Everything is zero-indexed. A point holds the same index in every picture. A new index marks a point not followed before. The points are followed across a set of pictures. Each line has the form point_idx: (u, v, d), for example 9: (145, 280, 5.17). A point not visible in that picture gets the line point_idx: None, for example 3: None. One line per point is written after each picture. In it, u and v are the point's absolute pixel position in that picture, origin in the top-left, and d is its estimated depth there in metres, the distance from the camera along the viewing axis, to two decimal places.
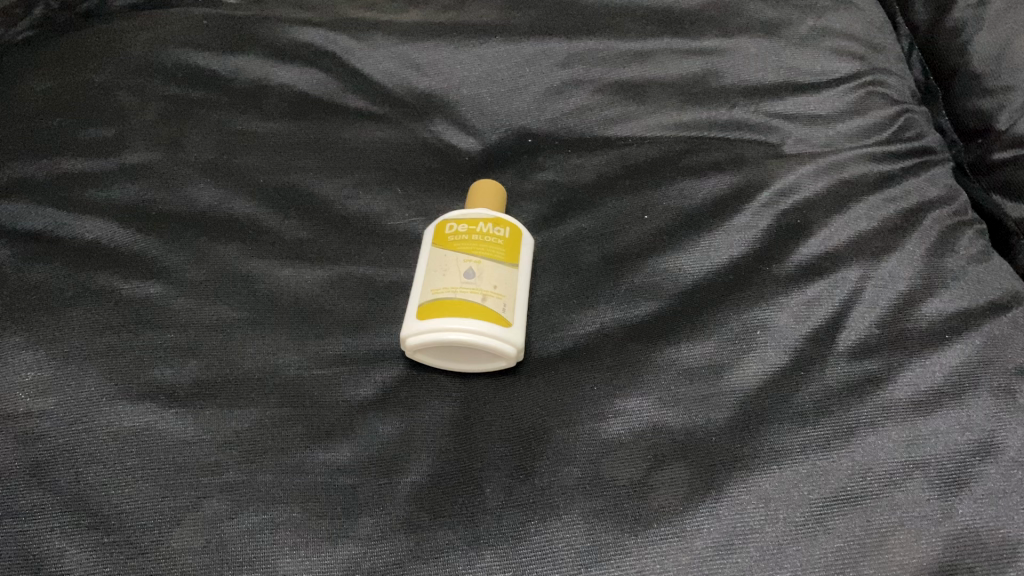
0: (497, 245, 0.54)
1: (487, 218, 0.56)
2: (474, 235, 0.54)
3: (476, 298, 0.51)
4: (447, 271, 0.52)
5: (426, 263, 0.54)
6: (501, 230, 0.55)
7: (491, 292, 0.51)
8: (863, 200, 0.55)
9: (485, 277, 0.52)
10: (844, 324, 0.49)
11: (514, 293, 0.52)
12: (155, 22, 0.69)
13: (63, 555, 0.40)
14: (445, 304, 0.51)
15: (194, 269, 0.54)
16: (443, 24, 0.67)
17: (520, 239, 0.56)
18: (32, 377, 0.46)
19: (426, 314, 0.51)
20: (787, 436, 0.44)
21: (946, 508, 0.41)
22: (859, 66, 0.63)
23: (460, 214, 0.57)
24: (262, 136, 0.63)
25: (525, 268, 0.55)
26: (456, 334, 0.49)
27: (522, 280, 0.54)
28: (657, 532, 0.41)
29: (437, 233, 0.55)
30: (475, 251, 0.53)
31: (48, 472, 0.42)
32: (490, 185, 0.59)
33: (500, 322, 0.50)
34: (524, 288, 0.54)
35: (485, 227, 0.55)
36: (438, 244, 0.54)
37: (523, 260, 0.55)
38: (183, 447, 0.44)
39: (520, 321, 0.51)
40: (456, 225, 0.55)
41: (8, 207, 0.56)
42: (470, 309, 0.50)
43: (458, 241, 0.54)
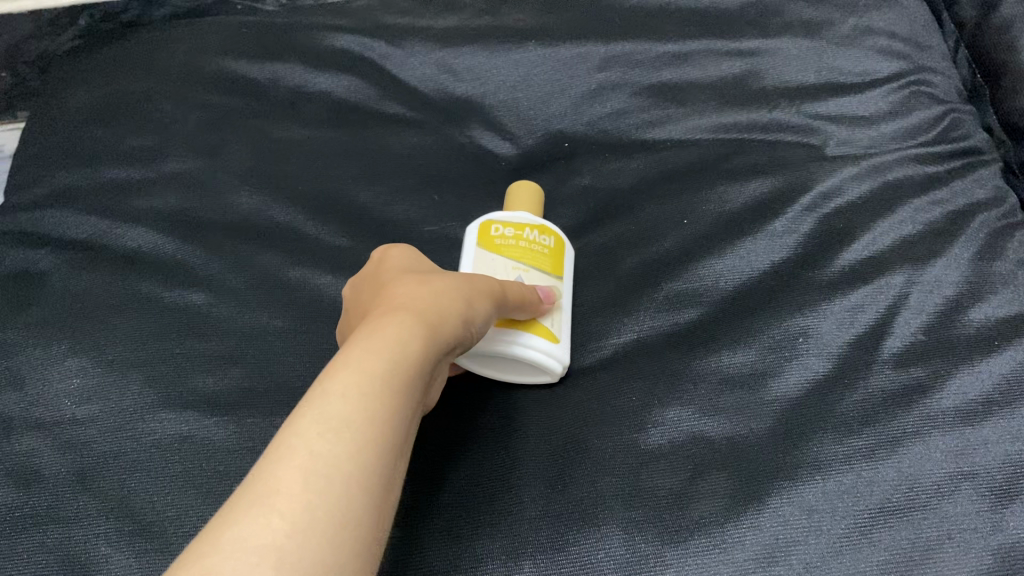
0: (543, 255, 0.54)
1: (532, 224, 0.55)
2: (521, 242, 0.54)
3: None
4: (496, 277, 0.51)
5: (471, 264, 0.52)
6: (546, 238, 0.55)
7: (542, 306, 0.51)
8: (907, 203, 0.54)
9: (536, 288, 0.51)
10: (888, 332, 0.48)
11: (560, 310, 0.52)
12: (194, 30, 0.69)
13: (108, 561, 0.42)
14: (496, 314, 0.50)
15: (236, 278, 0.55)
16: (479, 30, 0.67)
17: (564, 249, 0.56)
18: (77, 387, 0.49)
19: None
20: (830, 445, 0.43)
21: (997, 520, 0.41)
22: (904, 65, 0.62)
23: (503, 216, 0.56)
24: (301, 142, 0.63)
25: (567, 281, 0.55)
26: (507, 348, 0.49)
27: (566, 293, 0.54)
28: (697, 543, 0.41)
29: (480, 232, 0.54)
30: (523, 257, 0.53)
31: (95, 480, 0.45)
32: (531, 189, 0.59)
33: (550, 337, 0.50)
34: (568, 302, 0.54)
35: (532, 233, 0.55)
36: (483, 244, 0.53)
37: (566, 272, 0.55)
38: (223, 455, 0.46)
39: (566, 339, 0.51)
40: (502, 227, 0.54)
41: (56, 219, 0.58)
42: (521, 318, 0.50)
43: (506, 246, 0.53)
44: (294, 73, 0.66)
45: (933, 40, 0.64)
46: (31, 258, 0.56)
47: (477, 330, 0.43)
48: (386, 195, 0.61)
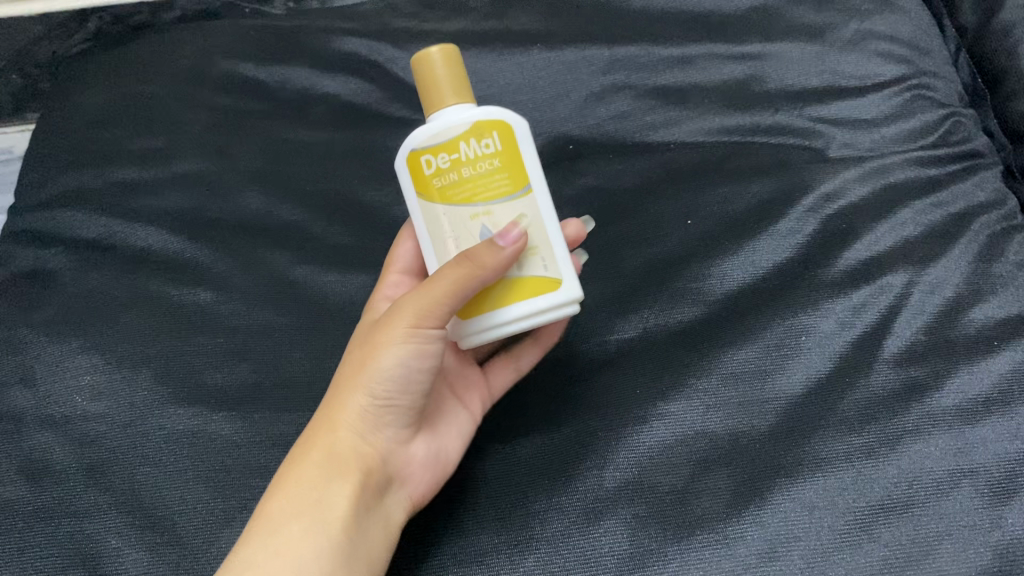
0: (495, 174, 0.43)
1: (463, 133, 0.43)
2: (465, 173, 0.43)
3: (512, 275, 0.43)
4: (461, 243, 0.44)
5: (430, 227, 0.45)
6: (488, 142, 0.43)
7: (524, 255, 0.44)
8: (909, 204, 0.55)
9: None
10: (890, 331, 0.50)
11: (545, 231, 0.45)
12: (199, 28, 0.69)
13: (119, 555, 0.46)
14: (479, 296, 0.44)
15: (243, 277, 0.56)
16: (484, 33, 0.66)
17: (514, 136, 0.44)
18: (88, 383, 0.51)
19: (462, 312, 0.44)
20: (831, 443, 0.46)
21: (995, 518, 0.43)
22: (906, 69, 0.61)
23: (425, 134, 0.44)
24: (308, 144, 0.62)
25: (534, 175, 0.45)
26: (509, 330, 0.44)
27: (541, 199, 0.45)
28: (701, 539, 0.44)
29: (416, 174, 0.45)
30: (476, 196, 0.43)
31: (103, 474, 0.48)
32: (448, 53, 0.44)
33: (548, 286, 0.44)
34: (547, 204, 0.45)
35: (469, 149, 0.43)
36: (430, 196, 0.44)
37: (528, 168, 0.45)
38: (233, 449, 0.49)
39: (565, 266, 0.44)
40: (434, 160, 0.44)
41: (65, 219, 0.59)
42: (506, 284, 0.43)
43: (450, 189, 0.43)
44: (301, 75, 0.65)
45: (934, 44, 0.63)
46: (43, 258, 0.58)
47: (413, 372, 0.44)
48: (394, 194, 0.60)
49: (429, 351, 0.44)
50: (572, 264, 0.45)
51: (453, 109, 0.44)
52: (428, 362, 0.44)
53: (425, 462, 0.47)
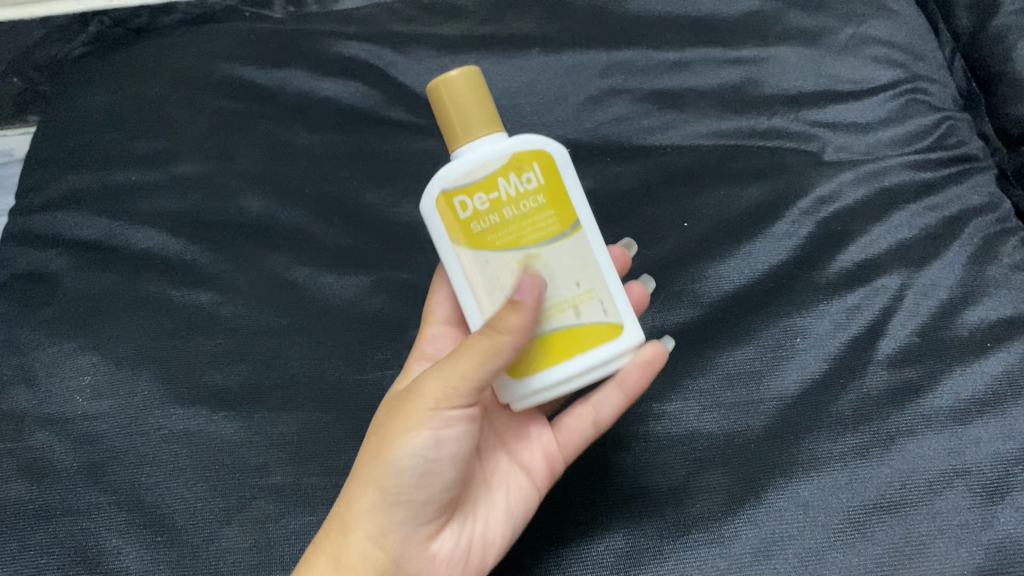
0: (541, 210, 0.43)
1: (501, 168, 0.42)
2: (508, 212, 0.42)
3: (570, 321, 0.43)
4: (510, 290, 0.42)
5: (470, 275, 0.43)
6: (529, 176, 0.43)
7: (580, 300, 0.43)
8: (905, 207, 0.56)
9: (561, 276, 0.43)
10: (884, 332, 0.51)
11: (597, 271, 0.44)
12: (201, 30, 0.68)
13: (119, 554, 0.47)
14: (535, 352, 0.43)
15: (243, 277, 0.57)
16: (483, 38, 0.65)
17: (553, 171, 0.44)
18: (88, 383, 0.52)
19: (518, 371, 0.43)
20: (825, 443, 0.47)
21: (988, 516, 0.44)
22: (900, 74, 0.62)
23: (456, 172, 0.42)
24: (307, 149, 0.62)
25: (579, 209, 0.44)
26: (571, 383, 0.43)
27: (589, 233, 0.44)
28: (696, 538, 0.45)
29: (450, 217, 0.43)
30: (525, 240, 0.42)
31: (103, 473, 0.49)
32: (469, 76, 0.43)
33: (612, 331, 0.44)
34: (596, 239, 0.45)
35: (510, 186, 0.42)
36: (469, 243, 0.43)
37: (572, 201, 0.44)
38: (232, 448, 0.50)
39: (621, 308, 0.44)
40: (471, 201, 0.42)
41: (65, 220, 0.59)
42: (567, 338, 0.43)
43: (493, 231, 0.42)
44: (302, 79, 0.65)
45: (926, 49, 0.64)
46: (43, 258, 0.58)
47: (433, 460, 0.43)
48: (394, 195, 0.61)
49: (451, 437, 0.43)
50: (629, 305, 0.45)
51: (484, 141, 0.43)
52: (452, 448, 0.43)
53: (451, 558, 0.44)
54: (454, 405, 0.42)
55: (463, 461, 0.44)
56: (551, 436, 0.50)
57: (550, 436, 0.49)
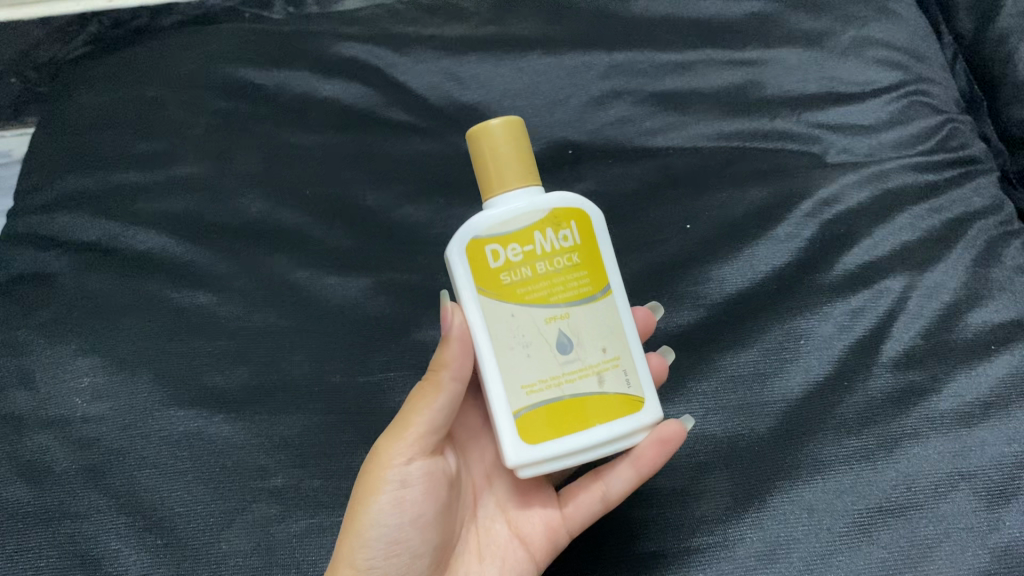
0: (574, 269, 0.42)
1: (539, 223, 0.42)
2: (541, 267, 0.41)
3: (593, 388, 0.42)
4: (534, 349, 0.41)
5: (492, 328, 0.42)
6: (566, 233, 0.42)
7: (604, 366, 0.42)
8: (908, 209, 0.56)
9: (587, 340, 0.42)
10: (889, 335, 0.51)
11: (623, 340, 0.43)
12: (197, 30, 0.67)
13: (119, 556, 0.47)
14: (551, 415, 0.41)
15: (243, 279, 0.56)
16: (484, 38, 0.64)
17: (590, 234, 0.43)
18: (87, 385, 0.52)
19: (531, 435, 0.41)
20: (830, 445, 0.48)
21: (994, 520, 0.45)
22: (903, 76, 0.61)
23: (492, 221, 0.42)
24: (309, 149, 0.61)
25: (610, 274, 0.44)
26: (585, 453, 0.42)
27: (618, 301, 0.44)
28: (701, 541, 0.46)
29: (478, 266, 0.42)
30: (556, 299, 0.41)
31: (104, 475, 0.49)
32: (510, 126, 0.43)
33: (632, 403, 0.42)
34: (623, 309, 0.44)
35: (546, 241, 0.42)
36: (497, 294, 0.41)
37: (604, 266, 0.44)
38: (233, 451, 0.50)
39: (643, 381, 0.43)
40: (503, 251, 0.42)
41: (63, 221, 0.59)
42: (584, 405, 0.41)
43: (524, 284, 0.41)
44: (301, 79, 0.63)
45: (931, 50, 0.63)
46: (42, 259, 0.58)
47: (398, 528, 0.42)
48: (395, 196, 0.60)
49: (409, 498, 0.42)
50: (649, 380, 0.44)
51: (519, 192, 0.43)
52: (413, 512, 0.42)
53: None
54: (400, 458, 0.42)
55: (426, 524, 0.43)
56: (556, 509, 0.47)
57: (556, 507, 0.47)
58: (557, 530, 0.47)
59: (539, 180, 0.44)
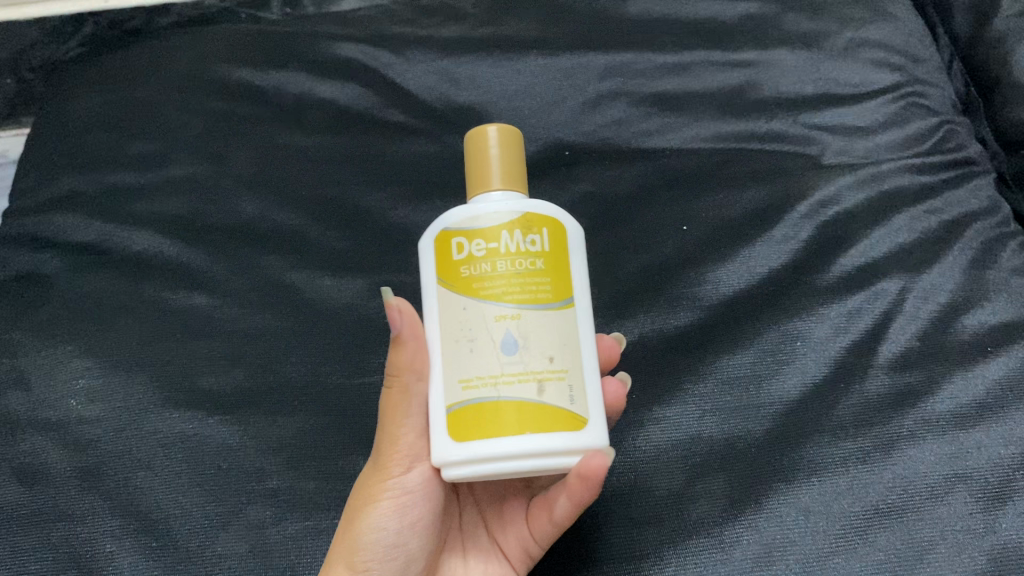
0: (536, 274, 0.41)
1: (508, 223, 0.41)
2: (500, 265, 0.40)
3: (530, 395, 0.39)
4: (477, 345, 0.40)
5: (444, 321, 0.41)
6: (534, 238, 0.41)
7: (547, 376, 0.39)
8: (904, 211, 0.56)
9: (534, 345, 0.40)
10: (885, 337, 0.51)
11: (576, 357, 0.41)
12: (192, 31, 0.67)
13: (114, 558, 0.46)
14: (481, 416, 0.39)
15: (238, 280, 0.56)
16: (480, 40, 0.64)
17: (565, 245, 0.42)
18: (82, 386, 0.52)
19: (459, 434, 0.39)
20: (827, 447, 0.48)
21: (990, 522, 0.45)
22: (898, 78, 0.61)
23: (464, 216, 0.42)
24: (305, 150, 0.61)
25: (577, 290, 0.42)
26: (511, 464, 0.39)
27: (579, 318, 0.41)
28: (698, 543, 0.46)
29: (443, 258, 0.42)
30: (507, 297, 0.40)
31: (99, 478, 0.49)
32: (506, 132, 0.44)
33: (571, 422, 0.39)
34: (585, 329, 0.42)
35: (511, 241, 0.41)
36: (453, 286, 0.41)
37: (572, 280, 0.42)
38: (228, 453, 0.50)
39: (591, 403, 0.40)
40: (467, 245, 0.41)
41: (57, 222, 0.59)
42: (518, 411, 0.39)
43: (479, 279, 0.40)
44: (298, 81, 0.63)
45: (927, 52, 0.63)
46: (36, 260, 0.57)
47: (396, 533, 0.42)
48: (391, 197, 0.60)
49: (411, 506, 0.42)
50: (600, 405, 0.41)
51: (499, 194, 0.43)
52: (412, 517, 0.42)
53: None
54: (399, 468, 0.41)
55: (424, 529, 0.42)
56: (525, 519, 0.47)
57: (525, 520, 0.47)
58: (527, 540, 0.46)
59: (522, 187, 0.44)
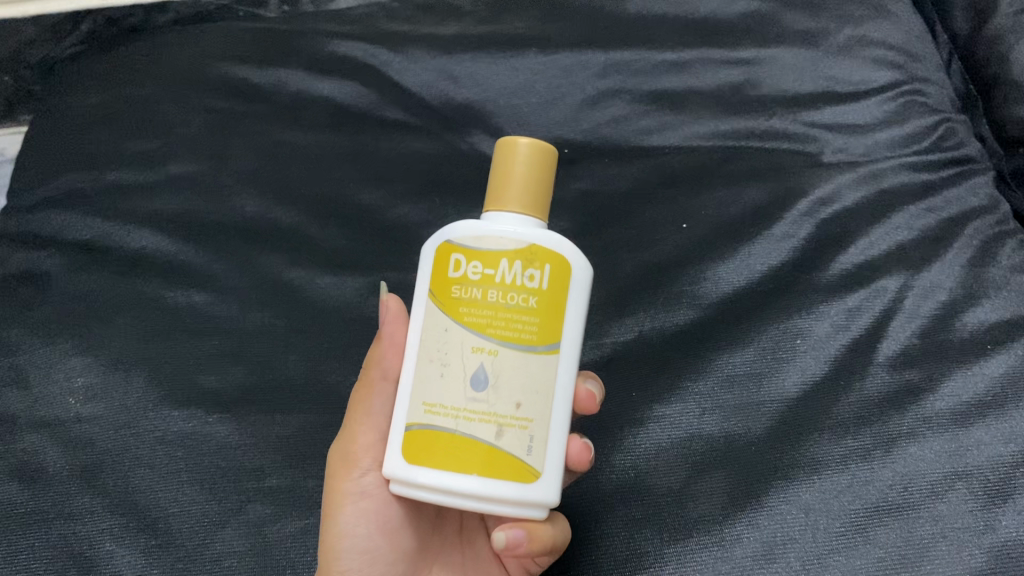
0: (525, 311, 0.40)
1: (511, 252, 0.40)
2: (491, 295, 0.40)
3: (486, 437, 0.39)
4: (448, 371, 0.40)
5: (425, 333, 0.41)
6: (533, 273, 0.40)
7: (509, 422, 0.39)
8: (904, 209, 0.56)
9: (503, 387, 0.39)
10: (884, 334, 0.51)
11: (546, 407, 0.40)
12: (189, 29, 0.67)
13: (113, 557, 0.46)
14: (435, 444, 0.40)
15: (237, 278, 0.56)
16: (480, 38, 0.64)
17: (567, 286, 0.41)
18: (81, 385, 0.51)
19: (413, 455, 0.40)
20: (827, 445, 0.48)
21: (991, 519, 0.45)
22: (898, 75, 0.61)
23: (470, 231, 0.41)
24: (303, 148, 0.61)
25: (566, 336, 0.41)
26: (451, 498, 0.40)
27: (561, 366, 0.41)
28: (698, 540, 0.46)
29: (439, 269, 0.41)
30: (485, 329, 0.40)
31: (98, 476, 0.48)
32: (538, 148, 0.42)
33: (522, 475, 0.40)
34: (565, 378, 0.41)
35: (510, 272, 0.40)
36: (439, 300, 0.41)
37: (564, 325, 0.41)
38: (228, 451, 0.49)
39: (548, 457, 0.40)
40: (465, 264, 0.41)
41: (55, 220, 0.59)
42: (472, 451, 0.39)
43: (467, 303, 0.40)
44: (296, 79, 0.63)
45: (927, 50, 0.63)
46: (34, 258, 0.57)
47: (368, 537, 0.43)
48: (389, 195, 0.59)
49: (370, 508, 0.44)
50: (559, 460, 0.41)
51: (512, 217, 0.42)
52: (378, 519, 0.44)
53: None
54: (359, 471, 0.44)
55: (394, 530, 0.44)
56: None
57: None
58: (528, 564, 0.47)
59: (540, 213, 0.42)
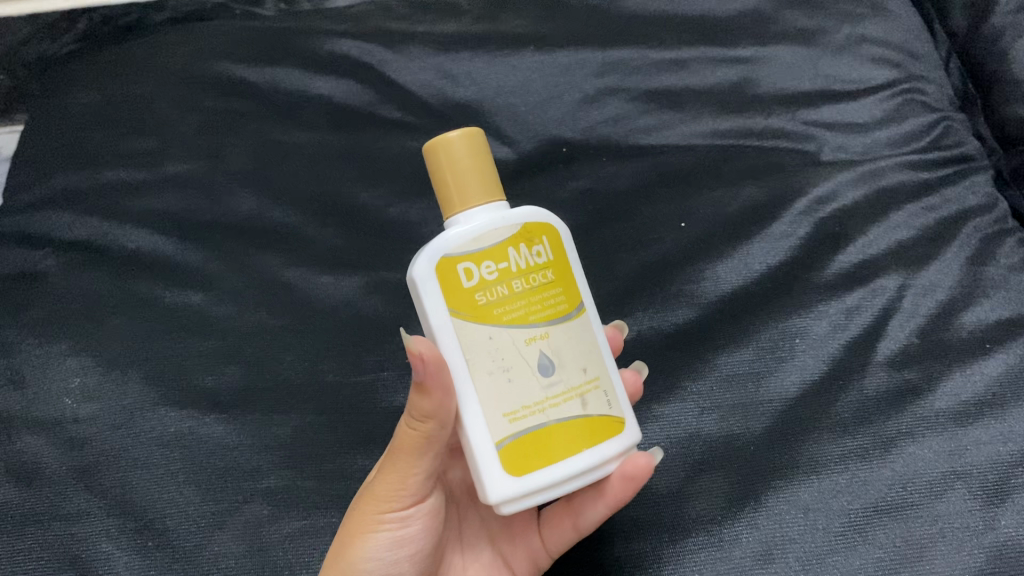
0: (549, 286, 0.41)
1: (512, 239, 0.40)
2: (517, 285, 0.39)
3: (578, 411, 0.40)
4: (516, 373, 0.39)
5: (465, 353, 0.39)
6: (538, 249, 0.41)
7: (586, 388, 0.40)
8: (902, 208, 0.56)
9: (567, 360, 0.40)
10: (884, 334, 0.51)
11: (601, 362, 0.42)
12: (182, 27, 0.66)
13: (110, 558, 0.46)
14: (542, 442, 0.39)
15: (234, 278, 0.56)
16: (478, 36, 0.64)
17: (562, 249, 0.42)
18: (78, 385, 0.51)
19: (516, 467, 0.39)
20: (826, 445, 0.47)
21: (989, 518, 0.45)
22: (896, 74, 0.61)
23: (464, 237, 0.39)
24: (299, 147, 0.60)
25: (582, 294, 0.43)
26: (572, 481, 0.39)
27: (591, 322, 0.42)
28: (697, 541, 0.46)
29: (450, 286, 0.39)
30: (533, 318, 0.39)
31: (95, 477, 0.48)
32: (469, 140, 0.41)
33: (616, 426, 0.41)
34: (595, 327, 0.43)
35: (520, 258, 0.40)
36: (469, 315, 0.39)
37: (576, 286, 0.42)
38: (225, 451, 0.49)
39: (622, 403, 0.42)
40: (477, 269, 0.39)
41: (52, 219, 0.58)
42: (572, 428, 0.39)
43: (501, 304, 0.39)
44: (294, 78, 0.63)
45: (926, 49, 0.62)
46: (32, 259, 0.57)
47: (392, 562, 0.42)
48: (387, 194, 0.59)
49: (404, 534, 0.42)
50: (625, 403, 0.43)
51: (481, 211, 0.41)
52: (407, 546, 0.42)
53: None
54: (400, 502, 0.41)
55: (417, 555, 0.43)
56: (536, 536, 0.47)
57: (536, 533, 0.48)
58: None
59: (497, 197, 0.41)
